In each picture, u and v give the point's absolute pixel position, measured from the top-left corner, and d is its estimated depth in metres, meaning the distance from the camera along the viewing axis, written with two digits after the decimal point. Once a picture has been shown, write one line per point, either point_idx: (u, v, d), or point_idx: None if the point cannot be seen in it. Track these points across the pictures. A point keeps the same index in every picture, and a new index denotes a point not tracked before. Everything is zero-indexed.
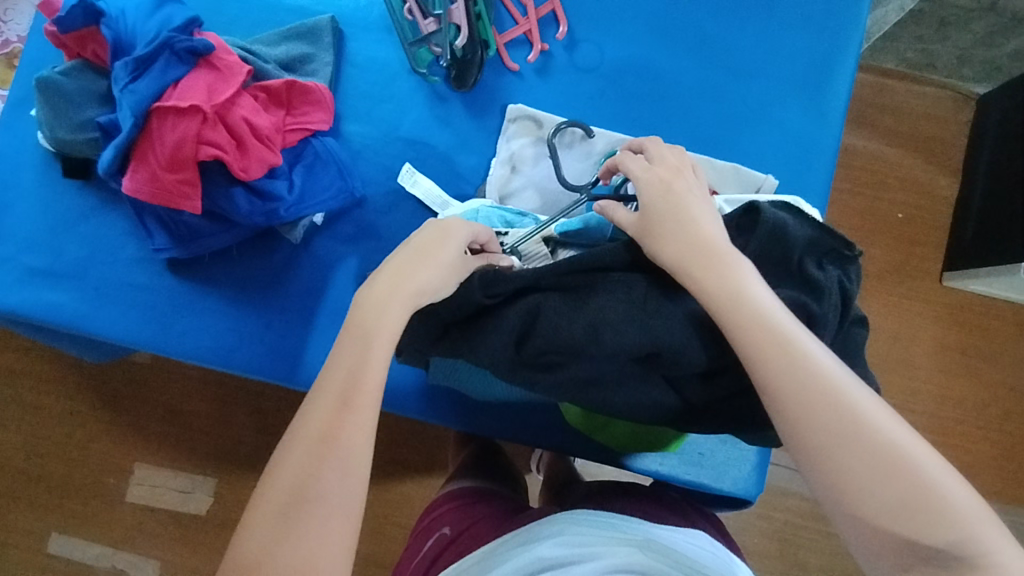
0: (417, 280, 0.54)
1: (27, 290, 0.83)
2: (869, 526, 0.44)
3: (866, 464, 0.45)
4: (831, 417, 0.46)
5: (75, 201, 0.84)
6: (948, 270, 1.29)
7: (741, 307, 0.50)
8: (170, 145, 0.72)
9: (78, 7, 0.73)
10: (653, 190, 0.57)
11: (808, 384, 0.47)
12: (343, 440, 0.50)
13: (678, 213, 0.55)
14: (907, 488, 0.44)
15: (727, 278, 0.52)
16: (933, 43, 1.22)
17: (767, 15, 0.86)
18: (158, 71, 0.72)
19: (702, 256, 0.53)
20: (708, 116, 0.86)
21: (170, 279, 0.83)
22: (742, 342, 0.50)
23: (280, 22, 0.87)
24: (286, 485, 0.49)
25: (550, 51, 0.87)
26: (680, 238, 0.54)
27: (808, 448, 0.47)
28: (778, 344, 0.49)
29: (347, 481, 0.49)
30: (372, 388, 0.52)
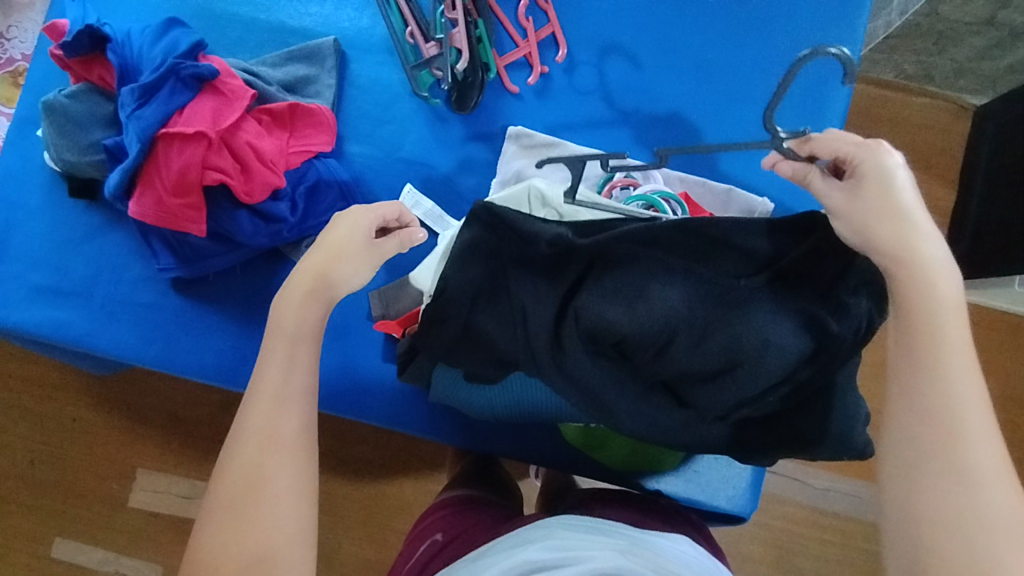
0: (328, 270, 0.62)
1: (33, 307, 0.84)
2: (931, 550, 0.46)
3: (954, 490, 0.46)
4: (951, 437, 0.48)
5: (81, 220, 0.85)
6: None
7: (923, 311, 0.51)
8: (176, 170, 0.73)
9: (85, 32, 0.75)
10: (870, 175, 0.56)
11: (943, 400, 0.49)
12: (280, 427, 0.56)
13: (887, 205, 0.54)
14: (983, 526, 0.45)
15: (921, 276, 0.52)
16: (931, 56, 1.23)
17: (766, 38, 0.88)
18: (163, 98, 0.73)
19: (903, 256, 0.53)
20: (781, 117, 0.88)
21: (175, 298, 0.85)
22: (910, 341, 0.51)
23: (283, 44, 0.88)
24: (236, 476, 0.54)
25: (550, 73, 0.88)
26: (884, 228, 0.54)
27: (904, 459, 0.49)
28: (932, 357, 0.50)
29: (291, 465, 0.55)
30: (304, 384, 0.59)
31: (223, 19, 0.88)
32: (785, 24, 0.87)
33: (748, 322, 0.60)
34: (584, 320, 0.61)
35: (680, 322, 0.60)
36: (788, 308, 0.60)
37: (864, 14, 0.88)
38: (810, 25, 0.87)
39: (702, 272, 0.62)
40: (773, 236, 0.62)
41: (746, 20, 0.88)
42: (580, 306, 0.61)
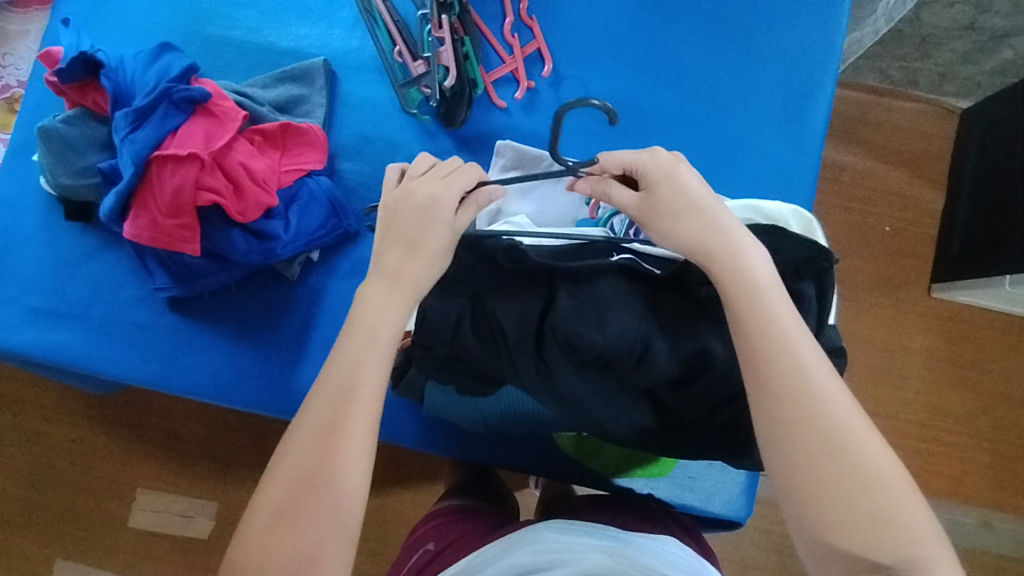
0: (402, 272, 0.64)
1: (30, 329, 0.85)
2: (821, 522, 0.50)
3: (828, 461, 0.51)
4: (806, 411, 0.52)
5: (77, 242, 0.86)
6: (935, 282, 1.32)
7: (750, 291, 0.55)
8: (169, 192, 0.73)
9: (79, 59, 0.76)
10: (656, 175, 0.60)
11: (798, 377, 0.53)
12: (345, 424, 0.59)
13: (685, 200, 0.59)
14: (857, 486, 0.50)
15: (738, 264, 0.56)
16: (914, 61, 1.26)
17: (747, 50, 0.90)
18: (157, 120, 0.74)
19: (712, 246, 0.57)
20: (722, 135, 0.90)
21: (169, 317, 0.85)
22: (746, 331, 0.54)
23: (274, 65, 0.90)
24: (298, 467, 0.58)
25: (536, 88, 0.89)
26: (688, 224, 0.58)
27: (791, 449, 0.51)
28: (777, 343, 0.54)
29: (349, 460, 0.58)
30: (373, 382, 0.61)
31: (214, 42, 0.89)
32: (764, 36, 0.90)
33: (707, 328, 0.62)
34: (560, 334, 0.63)
35: (652, 329, 0.62)
36: None
37: (839, 28, 0.91)
38: (787, 37, 0.90)
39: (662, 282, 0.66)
40: None
41: (726, 34, 0.90)
42: (554, 320, 0.63)
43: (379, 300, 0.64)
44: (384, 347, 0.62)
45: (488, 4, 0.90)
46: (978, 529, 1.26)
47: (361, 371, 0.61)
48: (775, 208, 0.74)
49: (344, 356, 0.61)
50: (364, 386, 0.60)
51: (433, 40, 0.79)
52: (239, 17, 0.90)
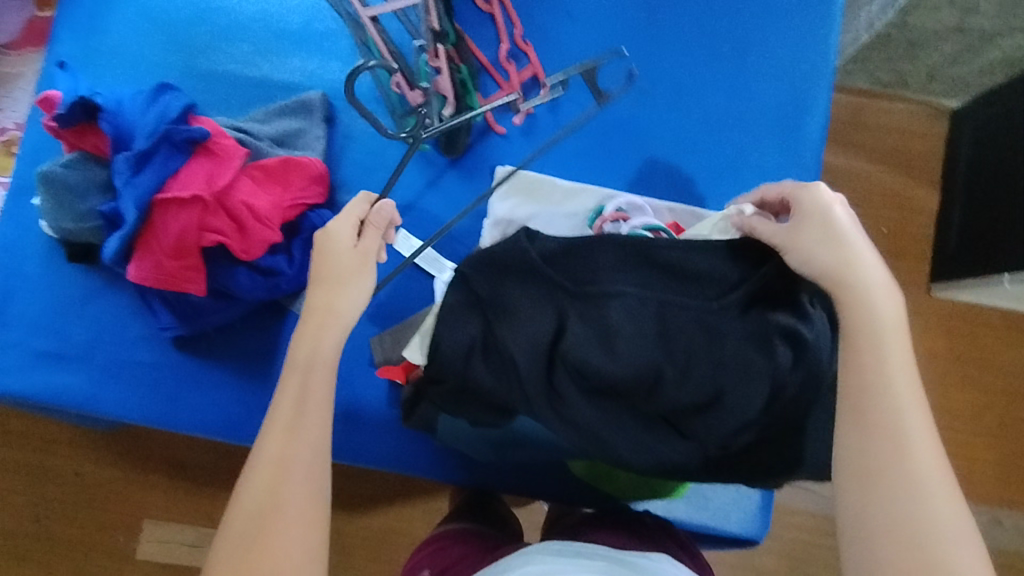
0: (333, 304, 0.67)
1: (35, 373, 0.85)
2: (877, 554, 0.51)
3: (898, 498, 0.52)
4: (899, 445, 0.53)
5: (80, 283, 0.86)
6: (934, 281, 1.32)
7: (867, 326, 0.58)
8: (174, 235, 0.73)
9: (78, 103, 0.75)
10: (810, 210, 0.63)
11: (890, 411, 0.55)
12: (293, 456, 0.61)
13: (828, 235, 0.61)
14: (918, 529, 0.50)
15: (863, 300, 0.59)
16: (904, 63, 1.26)
17: (743, 67, 0.91)
18: (158, 164, 0.73)
19: (841, 278, 0.60)
20: (722, 153, 0.90)
21: (175, 355, 0.85)
22: (857, 355, 0.57)
23: (269, 98, 0.89)
24: (252, 502, 0.59)
25: (534, 113, 0.90)
26: (826, 255, 0.61)
27: (865, 473, 0.53)
28: (877, 376, 0.56)
29: (300, 490, 0.60)
30: (318, 412, 0.64)
31: (208, 78, 0.88)
32: (758, 53, 0.91)
33: (720, 353, 0.64)
34: (569, 363, 0.65)
35: (663, 357, 0.64)
36: (762, 327, 0.64)
37: (831, 42, 0.92)
38: (782, 54, 0.91)
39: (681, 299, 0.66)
40: (741, 262, 0.68)
41: (722, 51, 0.91)
42: (564, 352, 0.65)
43: (314, 333, 0.67)
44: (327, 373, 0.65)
45: (482, 30, 0.90)
46: (988, 526, 1.27)
47: (308, 406, 0.64)
48: None
49: (287, 392, 0.65)
50: (308, 420, 0.63)
51: (431, 70, 0.81)
52: (234, 52, 0.89)
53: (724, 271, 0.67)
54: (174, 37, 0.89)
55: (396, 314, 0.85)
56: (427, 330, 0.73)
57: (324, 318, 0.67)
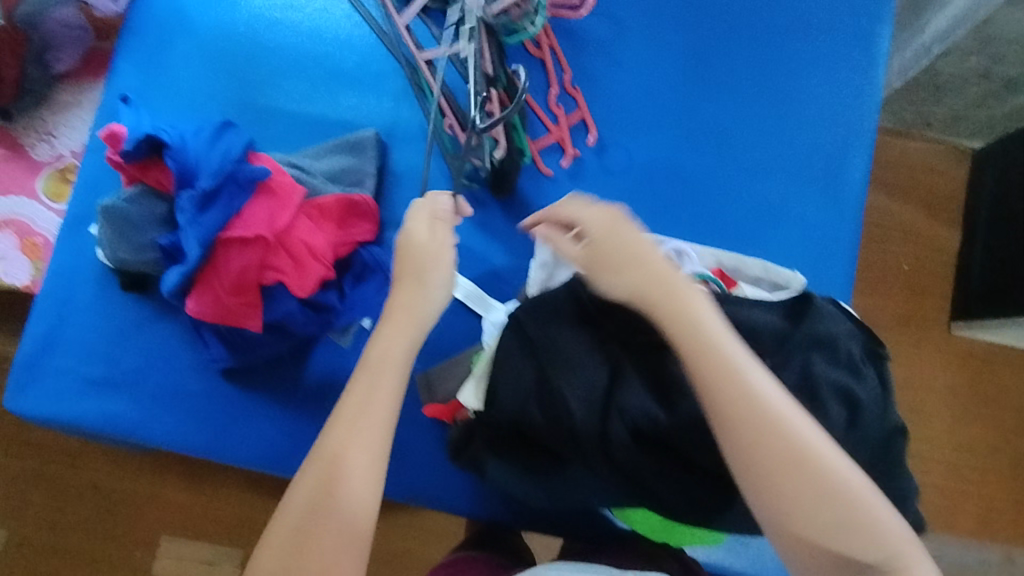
0: (423, 304, 0.69)
1: (85, 400, 0.86)
2: (795, 529, 0.59)
3: (791, 477, 0.59)
4: (770, 436, 0.59)
5: (132, 312, 0.88)
6: (954, 319, 1.33)
7: (698, 331, 0.63)
8: (235, 272, 0.75)
9: (144, 140, 0.78)
10: (599, 233, 0.69)
11: (754, 410, 0.60)
12: (349, 456, 0.63)
13: (625, 254, 0.67)
14: (817, 497, 0.58)
15: (690, 307, 0.64)
16: (929, 105, 1.29)
17: (786, 117, 0.93)
18: (223, 203, 0.75)
19: (664, 287, 0.65)
20: (764, 200, 0.91)
21: (224, 386, 0.86)
22: (697, 367, 0.62)
23: (324, 135, 0.91)
24: (306, 499, 0.62)
25: (581, 156, 0.91)
26: (635, 268, 0.67)
27: (757, 474, 0.59)
28: (727, 381, 0.61)
29: (357, 491, 0.62)
30: (377, 427, 0.64)
31: (265, 115, 0.91)
32: (801, 105, 0.93)
33: None
34: (626, 413, 0.67)
35: None
36: (815, 385, 0.66)
37: (874, 90, 0.93)
38: (825, 105, 0.93)
39: None
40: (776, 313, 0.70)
41: (766, 99, 0.93)
42: (622, 401, 0.67)
43: (372, 373, 0.66)
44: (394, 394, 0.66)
45: (531, 74, 0.92)
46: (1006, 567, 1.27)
47: (371, 406, 0.65)
48: (784, 274, 0.87)
49: (348, 409, 0.65)
50: (370, 420, 0.64)
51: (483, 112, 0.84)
52: (289, 88, 0.92)
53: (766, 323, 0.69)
54: (231, 72, 0.92)
55: (442, 352, 0.86)
56: (484, 374, 0.73)
57: (413, 317, 0.69)
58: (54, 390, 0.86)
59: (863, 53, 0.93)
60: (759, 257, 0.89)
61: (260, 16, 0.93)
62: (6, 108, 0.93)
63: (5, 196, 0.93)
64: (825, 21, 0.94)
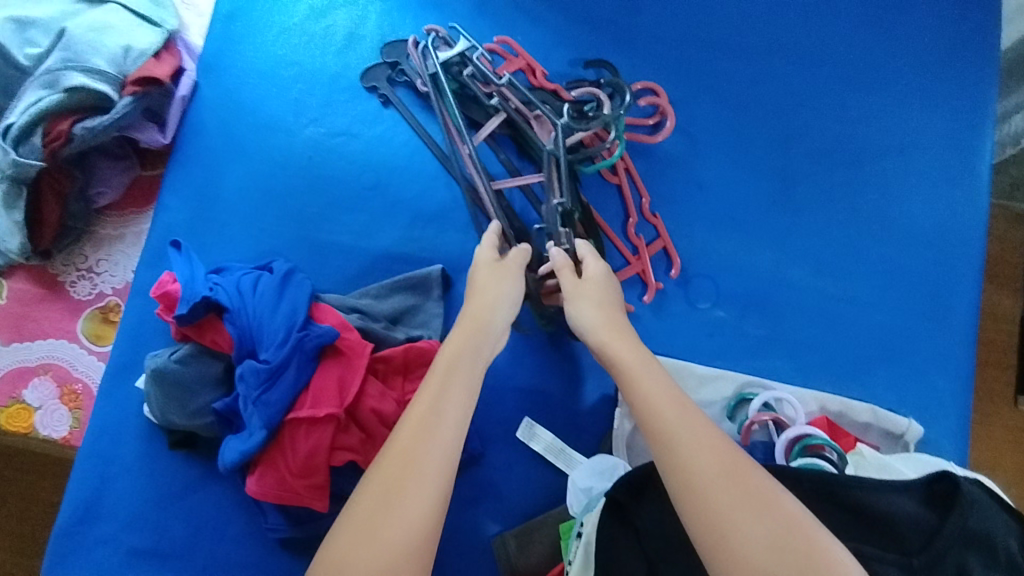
0: (499, 301, 0.68)
1: (127, 574, 0.78)
2: (734, 551, 0.50)
3: (723, 488, 0.52)
4: (698, 448, 0.55)
5: (181, 473, 0.80)
6: (1022, 396, 1.21)
7: (635, 354, 0.64)
8: (302, 455, 0.67)
9: (201, 302, 0.72)
10: (594, 276, 0.71)
11: (681, 422, 0.57)
12: (423, 455, 0.54)
13: (591, 297, 0.70)
14: (749, 503, 0.51)
15: (628, 335, 0.66)
16: None
17: (879, 238, 0.87)
18: (291, 376, 0.68)
19: (608, 320, 0.67)
20: (863, 330, 0.84)
21: (281, 557, 0.78)
22: (633, 384, 0.61)
23: (388, 271, 0.86)
24: (367, 506, 0.52)
25: (664, 289, 0.85)
26: (595, 306, 0.68)
27: (691, 483, 0.53)
28: (661, 392, 0.60)
29: (424, 504, 0.52)
30: (434, 458, 0.54)
31: (325, 252, 0.86)
32: (896, 229, 0.87)
33: None
34: None
35: None
36: None
37: (977, 210, 0.87)
38: (921, 228, 0.87)
39: (872, 551, 0.60)
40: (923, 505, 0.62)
41: (859, 224, 0.87)
42: None
43: (430, 401, 0.58)
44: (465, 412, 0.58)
45: (607, 202, 0.87)
46: None
47: (450, 402, 0.58)
48: (894, 419, 0.79)
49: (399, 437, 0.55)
50: (449, 418, 0.57)
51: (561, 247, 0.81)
52: (350, 221, 0.87)
53: (907, 516, 0.61)
54: (287, 204, 0.87)
55: (520, 514, 0.79)
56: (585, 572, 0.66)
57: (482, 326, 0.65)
58: (95, 561, 0.79)
59: (959, 172, 0.88)
60: (865, 400, 0.82)
61: (317, 143, 0.89)
62: (45, 248, 0.87)
63: (42, 340, 0.86)
64: (914, 139, 0.89)
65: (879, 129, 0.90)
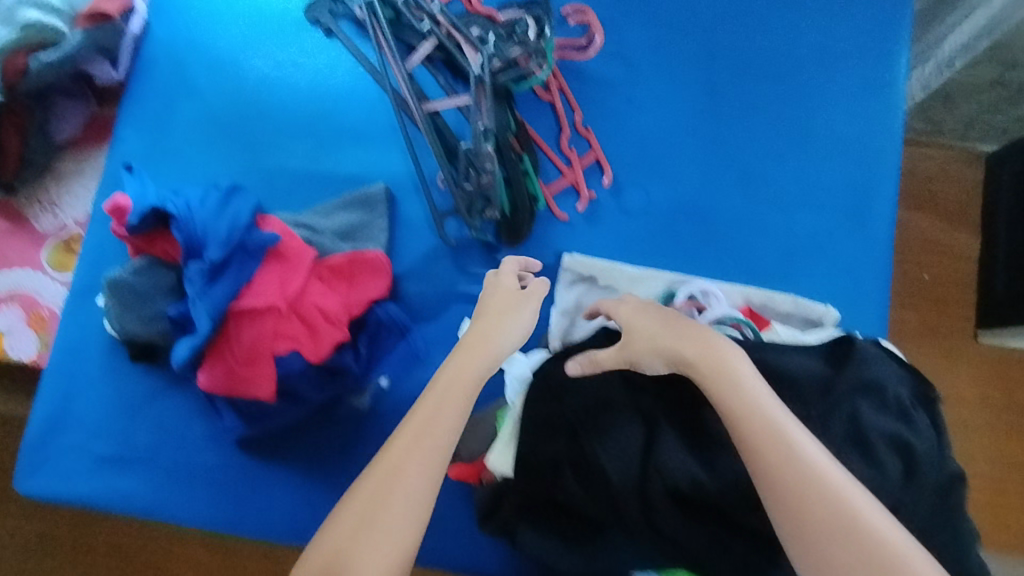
0: (505, 328, 0.66)
1: (98, 479, 0.83)
2: None
3: (839, 549, 0.51)
4: (809, 503, 0.53)
5: (142, 384, 0.85)
6: (982, 328, 1.26)
7: (733, 388, 0.58)
8: (247, 344, 0.73)
9: (151, 212, 0.75)
10: (643, 308, 0.67)
11: (799, 477, 0.53)
12: (407, 466, 0.57)
13: (661, 320, 0.65)
14: (859, 554, 0.51)
15: (722, 361, 0.60)
16: (942, 112, 1.24)
17: (807, 144, 0.90)
18: (233, 273, 0.73)
19: (698, 347, 0.61)
20: (789, 231, 0.88)
21: (241, 456, 0.84)
22: (734, 422, 0.57)
23: (334, 191, 0.89)
24: (357, 507, 0.56)
25: (597, 198, 0.89)
26: (673, 333, 0.62)
27: (802, 536, 0.53)
28: (771, 436, 0.55)
29: (405, 504, 0.56)
30: (421, 471, 0.57)
31: (273, 174, 0.90)
32: (824, 135, 0.90)
33: None
34: (666, 477, 0.63)
35: None
36: (876, 450, 0.61)
37: (898, 119, 0.91)
38: (847, 135, 0.90)
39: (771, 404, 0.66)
40: (823, 362, 0.66)
41: (785, 133, 0.90)
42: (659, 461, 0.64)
43: (430, 411, 0.60)
44: (451, 429, 0.60)
45: (542, 118, 0.90)
46: None
47: (441, 413, 0.60)
48: (814, 306, 0.84)
49: (389, 448, 0.58)
50: (437, 427, 0.59)
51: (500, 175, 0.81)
52: (297, 147, 0.90)
53: (808, 374, 0.65)
54: (236, 133, 0.91)
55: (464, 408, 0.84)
56: (511, 437, 0.72)
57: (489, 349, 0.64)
58: (65, 468, 0.84)
59: (882, 83, 0.91)
60: (787, 292, 0.86)
61: (265, 76, 0.92)
62: (9, 181, 0.91)
63: (8, 270, 0.91)
64: (842, 50, 0.91)
65: (808, 42, 0.92)
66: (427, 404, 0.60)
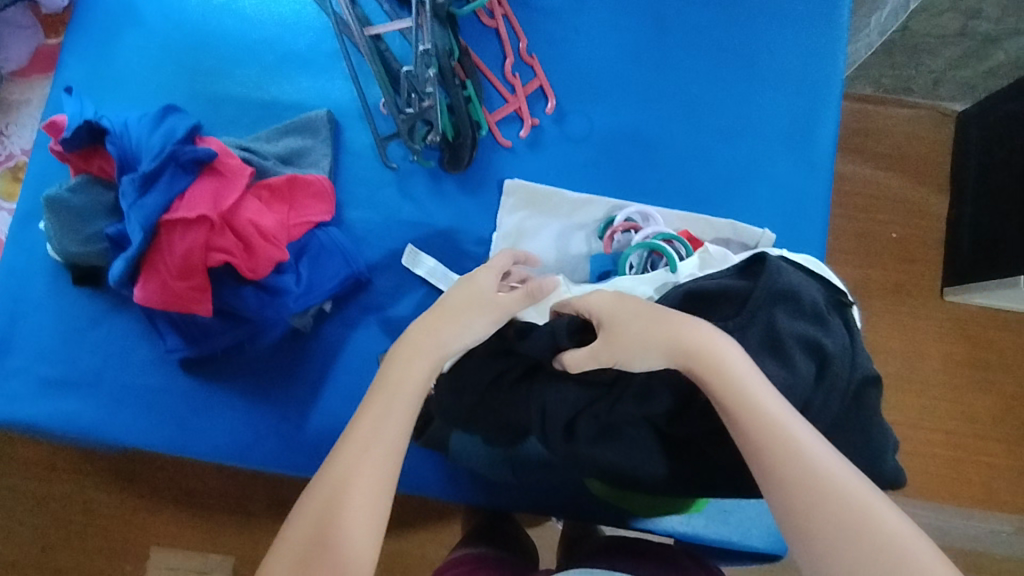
0: (437, 335, 0.62)
1: (39, 401, 0.83)
2: None
3: (843, 547, 0.49)
4: (820, 500, 0.50)
5: (86, 307, 0.85)
6: (947, 286, 1.25)
7: (733, 383, 0.55)
8: (180, 255, 0.73)
9: (85, 127, 0.76)
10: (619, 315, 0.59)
11: (800, 471, 0.51)
12: (376, 441, 0.57)
13: (644, 316, 0.59)
14: (868, 551, 0.48)
15: (717, 354, 0.57)
16: (909, 67, 1.20)
17: (749, 74, 0.90)
18: (165, 184, 0.73)
19: (692, 343, 0.57)
20: (731, 160, 0.89)
21: (185, 378, 0.85)
22: (734, 417, 0.55)
23: (277, 118, 0.90)
24: (325, 492, 0.55)
25: (540, 125, 0.89)
26: (661, 330, 0.58)
27: (803, 531, 0.51)
28: (773, 434, 0.53)
29: (370, 482, 0.55)
30: (385, 445, 0.57)
31: (217, 101, 0.90)
32: (767, 64, 0.90)
33: None
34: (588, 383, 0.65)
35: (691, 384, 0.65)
36: (790, 353, 0.62)
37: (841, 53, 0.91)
38: (790, 65, 0.90)
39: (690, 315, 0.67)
40: (743, 277, 0.67)
41: (729, 63, 0.90)
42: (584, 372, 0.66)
43: (388, 391, 0.59)
44: (411, 401, 0.60)
45: (486, 45, 0.90)
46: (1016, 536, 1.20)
47: (404, 390, 0.60)
48: (751, 231, 0.85)
49: (357, 430, 0.58)
50: (398, 401, 0.59)
51: (444, 100, 0.80)
52: (242, 74, 0.90)
53: (729, 288, 0.66)
54: (180, 60, 0.90)
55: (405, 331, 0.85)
56: None
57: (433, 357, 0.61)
58: (6, 390, 0.84)
59: (826, 14, 0.91)
60: (726, 218, 0.87)
61: (208, 3, 0.92)
62: None
63: None
64: None
65: None
66: (392, 379, 0.60)
